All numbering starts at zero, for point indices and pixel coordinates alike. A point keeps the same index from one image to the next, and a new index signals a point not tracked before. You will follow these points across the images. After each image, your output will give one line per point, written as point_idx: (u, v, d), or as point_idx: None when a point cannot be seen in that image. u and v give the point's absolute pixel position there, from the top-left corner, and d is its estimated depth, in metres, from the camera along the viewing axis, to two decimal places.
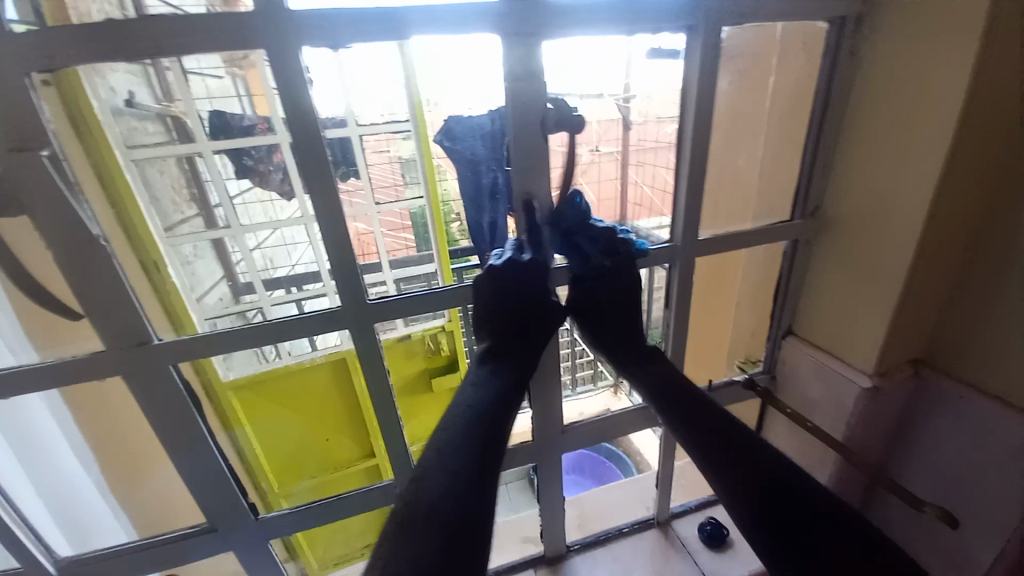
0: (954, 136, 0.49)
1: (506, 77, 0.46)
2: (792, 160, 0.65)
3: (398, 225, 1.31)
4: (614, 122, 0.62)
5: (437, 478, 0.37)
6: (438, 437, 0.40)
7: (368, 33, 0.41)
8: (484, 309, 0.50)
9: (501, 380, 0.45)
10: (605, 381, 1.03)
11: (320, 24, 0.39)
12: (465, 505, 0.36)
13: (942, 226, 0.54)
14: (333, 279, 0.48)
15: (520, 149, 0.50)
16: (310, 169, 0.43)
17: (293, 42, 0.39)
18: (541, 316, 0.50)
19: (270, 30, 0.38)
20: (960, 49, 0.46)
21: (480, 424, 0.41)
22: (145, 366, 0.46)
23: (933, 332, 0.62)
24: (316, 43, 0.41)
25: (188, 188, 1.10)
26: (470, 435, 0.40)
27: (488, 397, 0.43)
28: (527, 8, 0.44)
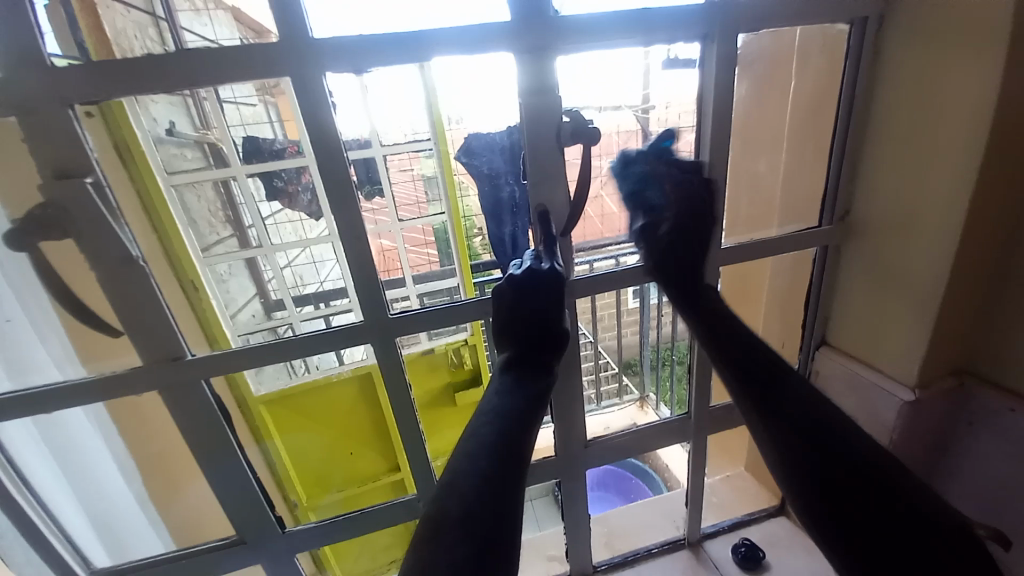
0: (988, 135, 0.46)
1: (521, 93, 0.47)
2: (816, 164, 0.63)
3: (420, 241, 1.33)
4: (633, 132, 0.60)
5: (466, 487, 0.37)
6: (463, 447, 0.40)
7: (386, 56, 0.42)
8: (504, 319, 0.49)
9: (525, 389, 0.44)
10: (631, 394, 1.03)
11: (341, 51, 0.41)
12: (495, 515, 0.35)
13: (982, 229, 0.51)
14: (356, 295, 0.49)
15: (535, 164, 0.50)
16: (332, 189, 0.44)
17: (315, 68, 0.41)
18: (558, 326, 0.49)
19: (295, 59, 0.40)
20: (991, 45, 0.45)
21: (504, 433, 0.40)
22: (179, 380, 0.48)
23: (979, 341, 0.59)
24: (340, 69, 0.43)
25: (223, 210, 1.15)
26: (496, 444, 0.39)
27: (514, 409, 0.42)
28: (539, 25, 0.44)
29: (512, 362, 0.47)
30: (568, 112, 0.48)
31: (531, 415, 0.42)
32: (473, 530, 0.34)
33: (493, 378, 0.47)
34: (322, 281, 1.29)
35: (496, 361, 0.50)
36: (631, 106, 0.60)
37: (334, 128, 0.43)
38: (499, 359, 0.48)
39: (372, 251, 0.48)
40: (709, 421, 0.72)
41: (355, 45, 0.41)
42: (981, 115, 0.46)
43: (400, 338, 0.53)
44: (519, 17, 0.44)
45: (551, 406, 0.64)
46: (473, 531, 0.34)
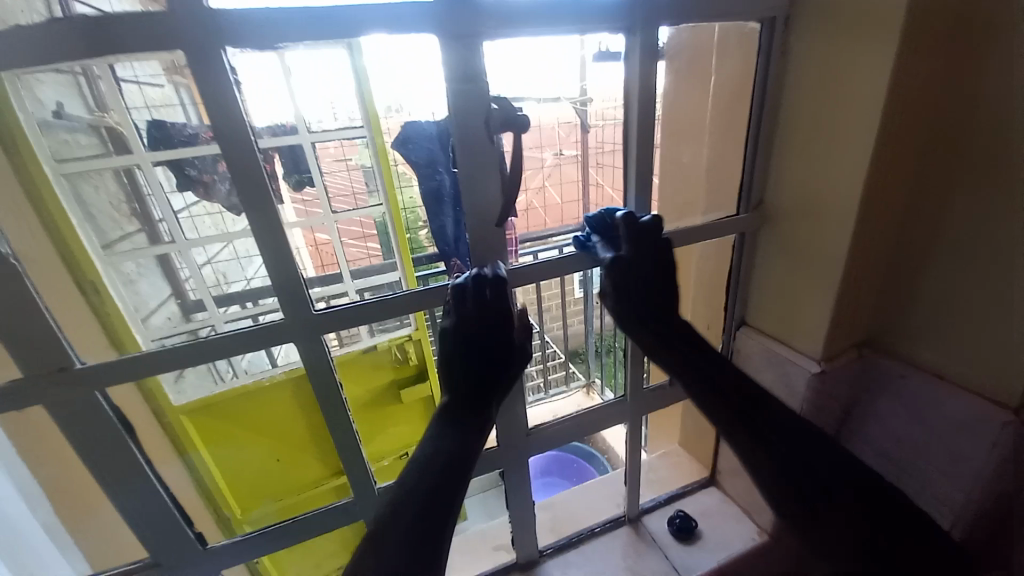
0: (879, 131, 0.51)
1: (445, 79, 0.45)
2: (734, 154, 0.66)
3: (358, 235, 1.25)
4: (573, 123, 0.70)
5: (388, 541, 0.39)
6: (393, 495, 0.42)
7: (299, 34, 0.39)
8: (448, 362, 0.49)
9: (464, 432, 0.47)
10: (579, 380, 1.06)
11: (245, 27, 0.37)
12: (413, 562, 0.39)
13: (875, 215, 0.57)
14: (276, 294, 0.46)
15: (464, 152, 0.47)
16: (242, 178, 0.41)
17: (214, 44, 0.37)
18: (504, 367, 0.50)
19: (193, 35, 0.36)
20: (880, 46, 0.49)
21: (441, 472, 0.44)
22: (67, 397, 0.43)
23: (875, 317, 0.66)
24: (244, 47, 0.39)
25: (128, 202, 1.04)
26: (424, 494, 0.42)
27: (447, 456, 0.45)
28: (462, 7, 0.43)
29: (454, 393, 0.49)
30: (496, 98, 0.48)
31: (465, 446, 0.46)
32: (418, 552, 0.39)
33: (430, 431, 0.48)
34: (250, 279, 1.17)
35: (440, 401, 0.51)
36: (571, 97, 0.65)
37: (242, 112, 0.39)
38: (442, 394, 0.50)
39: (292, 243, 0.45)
40: (645, 402, 0.75)
41: (259, 19, 0.37)
42: (874, 111, 0.51)
43: (328, 337, 0.50)
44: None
45: None
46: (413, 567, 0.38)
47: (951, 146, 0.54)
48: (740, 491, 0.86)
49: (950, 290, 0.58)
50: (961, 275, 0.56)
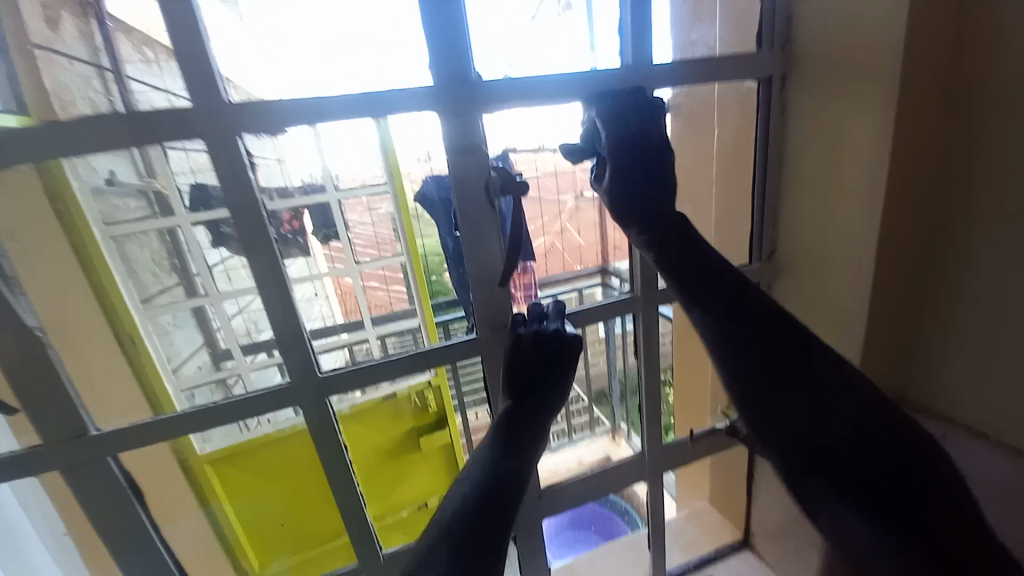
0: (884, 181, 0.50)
1: (446, 151, 0.47)
2: (742, 205, 0.66)
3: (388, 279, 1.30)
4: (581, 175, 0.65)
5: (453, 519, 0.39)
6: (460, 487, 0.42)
7: (309, 120, 0.42)
8: (514, 362, 0.51)
9: (524, 431, 0.47)
10: (604, 426, 1.00)
11: (257, 115, 0.41)
12: (478, 542, 0.37)
13: (892, 265, 0.55)
14: (282, 357, 0.47)
15: (464, 214, 0.49)
16: (253, 250, 0.43)
17: (231, 133, 0.41)
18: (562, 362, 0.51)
19: (211, 124, 0.40)
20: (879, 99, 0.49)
21: (492, 483, 0.41)
22: (84, 460, 0.45)
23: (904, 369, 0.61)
24: (258, 132, 0.42)
25: (169, 258, 1.07)
26: (490, 482, 0.42)
27: (510, 454, 0.45)
28: (460, 86, 0.45)
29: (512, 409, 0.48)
30: (496, 165, 0.50)
31: (520, 461, 0.45)
32: (467, 565, 0.35)
33: (494, 426, 0.48)
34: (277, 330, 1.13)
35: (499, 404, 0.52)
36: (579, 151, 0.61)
37: (255, 190, 0.42)
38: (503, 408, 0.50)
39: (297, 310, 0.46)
40: (664, 460, 0.71)
41: (271, 108, 0.41)
42: (878, 162, 0.50)
43: (333, 398, 0.51)
44: (438, 79, 0.45)
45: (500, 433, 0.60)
46: (467, 573, 0.35)
47: (962, 194, 0.51)
48: (777, 558, 0.79)
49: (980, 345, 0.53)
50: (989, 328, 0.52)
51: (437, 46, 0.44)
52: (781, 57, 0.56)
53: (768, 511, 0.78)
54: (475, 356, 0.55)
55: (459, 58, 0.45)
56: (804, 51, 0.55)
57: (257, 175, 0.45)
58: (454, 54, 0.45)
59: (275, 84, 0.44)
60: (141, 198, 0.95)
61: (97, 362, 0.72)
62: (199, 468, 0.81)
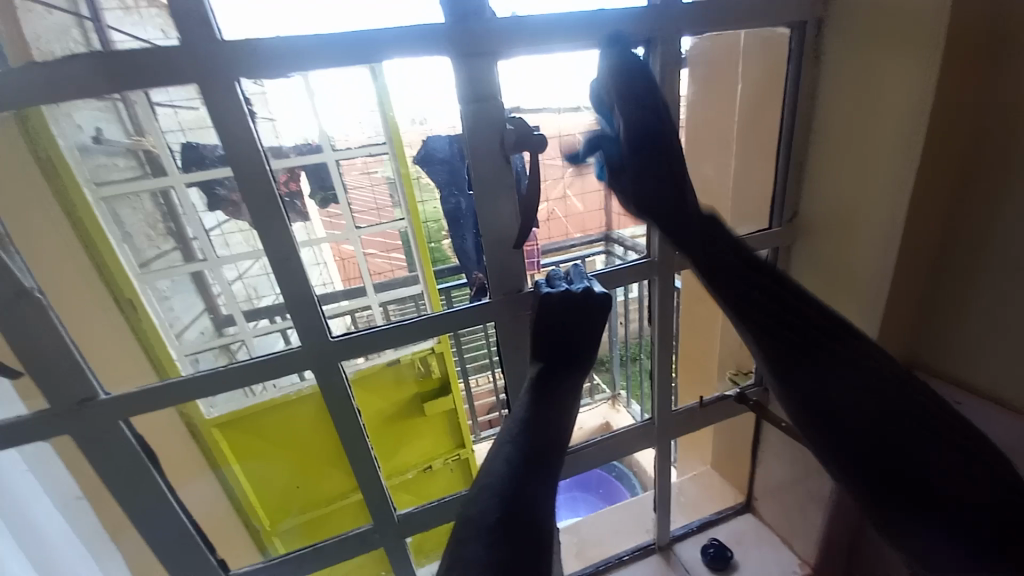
0: (921, 138, 0.48)
1: (459, 101, 0.44)
2: (766, 165, 0.64)
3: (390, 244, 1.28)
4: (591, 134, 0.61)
5: (499, 490, 0.40)
6: (503, 454, 0.43)
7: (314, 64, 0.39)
8: (543, 327, 0.50)
9: (559, 399, 0.48)
10: (604, 392, 0.99)
11: (256, 59, 0.37)
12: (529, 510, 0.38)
13: (923, 228, 0.53)
14: (290, 322, 0.45)
15: (478, 173, 0.46)
16: (257, 209, 0.41)
17: (229, 79, 0.37)
18: (590, 328, 0.51)
19: (206, 69, 0.36)
20: (924, 47, 0.45)
21: (535, 450, 0.43)
22: (92, 423, 0.44)
23: (921, 336, 0.61)
24: (256, 79, 0.39)
25: (163, 222, 0.98)
26: (533, 453, 0.43)
27: (547, 422, 0.46)
28: (473, 29, 0.42)
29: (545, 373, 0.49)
30: (512, 118, 0.46)
31: (555, 423, 0.46)
32: (515, 530, 0.37)
33: (527, 390, 0.48)
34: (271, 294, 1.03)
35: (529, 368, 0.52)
36: None
37: (256, 143, 0.39)
38: (533, 372, 0.51)
39: (305, 274, 0.45)
40: (672, 425, 0.72)
41: (273, 51, 0.37)
42: (917, 119, 0.47)
43: (344, 364, 0.50)
44: (451, 19, 0.41)
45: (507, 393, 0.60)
46: (516, 537, 0.36)
47: (1004, 152, 0.49)
48: (779, 518, 0.81)
49: (1004, 309, 0.52)
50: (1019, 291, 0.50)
51: None
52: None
53: (772, 473, 0.79)
54: (487, 321, 0.53)
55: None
56: None
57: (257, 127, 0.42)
58: None
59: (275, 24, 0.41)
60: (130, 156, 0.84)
61: (98, 332, 0.70)
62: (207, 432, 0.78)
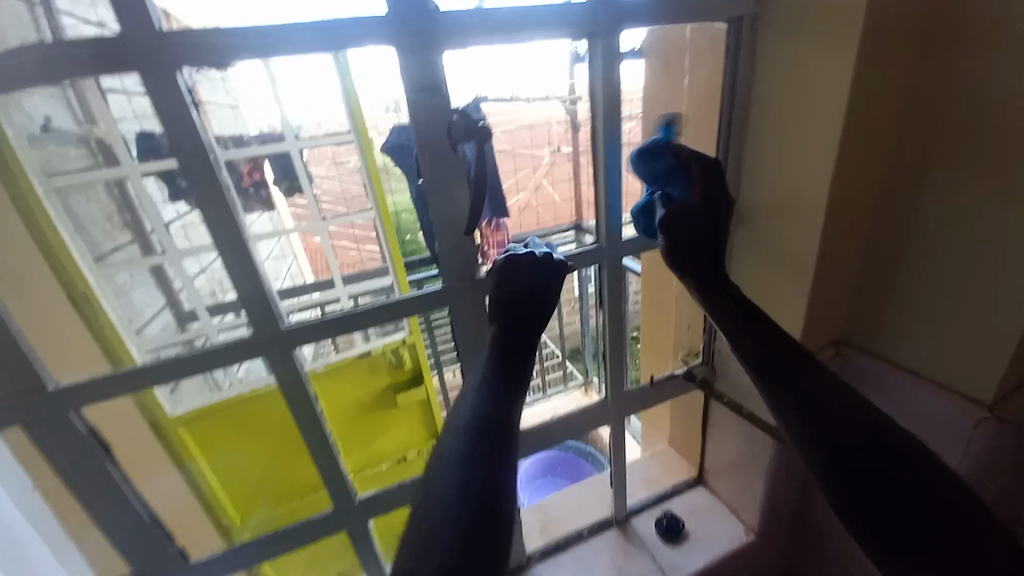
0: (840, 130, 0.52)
1: (406, 89, 0.45)
2: (708, 155, 0.67)
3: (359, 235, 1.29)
4: (560, 122, 0.65)
5: (456, 468, 0.42)
6: (458, 433, 0.45)
7: (261, 50, 0.40)
8: (500, 305, 0.53)
9: (513, 376, 0.50)
10: (576, 379, 0.96)
11: (198, 48, 0.38)
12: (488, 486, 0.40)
13: (843, 216, 0.57)
14: (244, 310, 0.46)
15: (428, 161, 0.48)
16: (203, 196, 0.41)
17: (174, 67, 0.38)
18: (540, 309, 0.54)
19: (146, 58, 0.37)
20: (842, 41, 0.49)
21: (491, 424, 0.45)
22: (44, 413, 0.44)
23: (847, 315, 0.66)
24: (200, 67, 0.39)
25: (119, 214, 0.97)
26: (488, 429, 0.45)
27: (502, 398, 0.48)
28: (416, 18, 0.43)
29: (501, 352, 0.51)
30: (458, 109, 0.48)
31: (512, 400, 0.48)
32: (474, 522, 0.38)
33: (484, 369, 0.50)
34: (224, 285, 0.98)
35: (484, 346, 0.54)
36: (560, 97, 0.61)
37: (201, 130, 0.40)
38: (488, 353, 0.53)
39: (257, 259, 0.45)
40: (626, 404, 0.76)
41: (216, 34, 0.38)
42: (838, 109, 0.51)
43: (300, 351, 0.51)
44: (395, 9, 0.42)
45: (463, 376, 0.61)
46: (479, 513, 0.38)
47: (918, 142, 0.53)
48: (728, 491, 0.86)
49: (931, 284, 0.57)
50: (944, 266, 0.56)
51: None
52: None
53: (721, 448, 0.84)
54: (444, 307, 0.55)
55: None
56: None
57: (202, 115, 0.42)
58: None
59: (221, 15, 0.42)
60: (83, 146, 0.86)
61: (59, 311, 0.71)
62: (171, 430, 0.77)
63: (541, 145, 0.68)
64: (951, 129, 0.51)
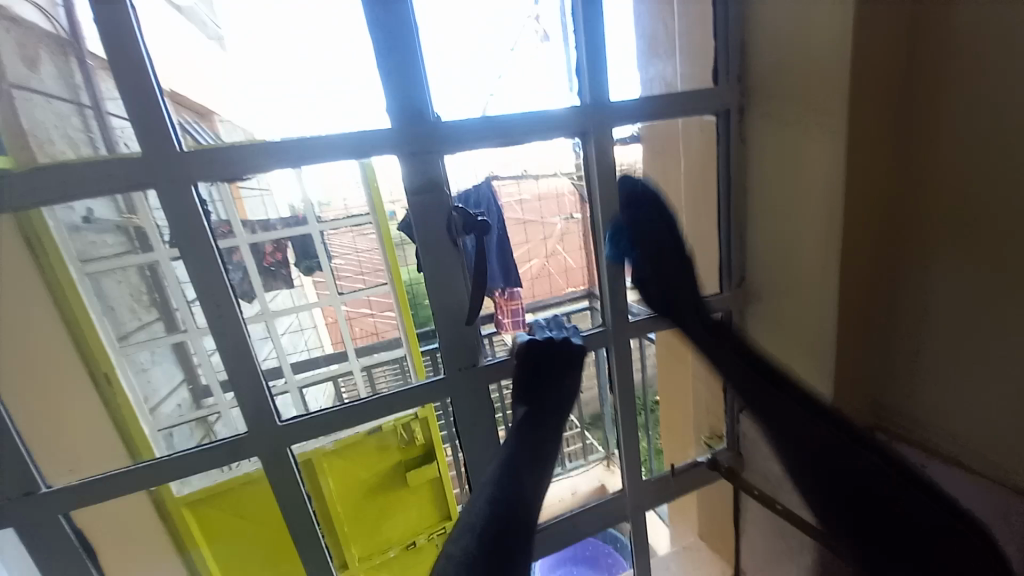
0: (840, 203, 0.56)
1: (407, 188, 0.48)
2: (709, 235, 0.71)
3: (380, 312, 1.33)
4: (567, 192, 0.65)
5: (469, 529, 0.46)
6: (477, 497, 0.49)
7: (297, 159, 0.44)
8: (530, 368, 0.58)
9: (535, 444, 0.55)
10: (598, 452, 0.84)
11: (212, 164, 0.41)
12: (496, 554, 0.44)
13: (857, 287, 0.59)
14: (237, 407, 0.47)
15: (428, 257, 0.50)
16: (208, 297, 0.43)
17: (217, 176, 0.42)
18: (567, 375, 0.61)
19: (167, 178, 0.40)
20: (829, 127, 0.54)
21: (512, 490, 0.49)
22: (36, 519, 0.45)
23: (872, 384, 0.66)
24: (213, 178, 0.42)
25: (148, 293, 0.97)
26: (504, 495, 0.48)
27: (521, 464, 0.52)
28: (418, 128, 0.47)
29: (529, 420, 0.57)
30: (458, 205, 0.51)
31: (532, 469, 0.52)
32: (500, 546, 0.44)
33: (513, 433, 0.56)
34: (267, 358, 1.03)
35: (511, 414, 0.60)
36: (568, 173, 0.62)
37: (209, 235, 0.42)
38: (518, 414, 0.58)
39: (253, 352, 0.46)
40: (646, 496, 0.71)
41: (256, 148, 0.42)
42: (836, 184, 0.55)
43: (295, 448, 0.51)
44: (398, 120, 0.47)
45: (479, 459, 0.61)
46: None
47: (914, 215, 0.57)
48: None
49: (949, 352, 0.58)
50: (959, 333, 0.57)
51: (394, 85, 0.46)
52: (738, 91, 0.62)
53: (754, 543, 0.78)
54: (447, 397, 0.54)
55: (415, 98, 0.47)
56: (757, 87, 0.60)
57: (211, 217, 0.45)
58: (408, 91, 0.46)
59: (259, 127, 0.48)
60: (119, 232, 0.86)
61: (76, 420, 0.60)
62: (173, 513, 0.62)
63: (553, 215, 0.68)
64: (940, 205, 0.54)
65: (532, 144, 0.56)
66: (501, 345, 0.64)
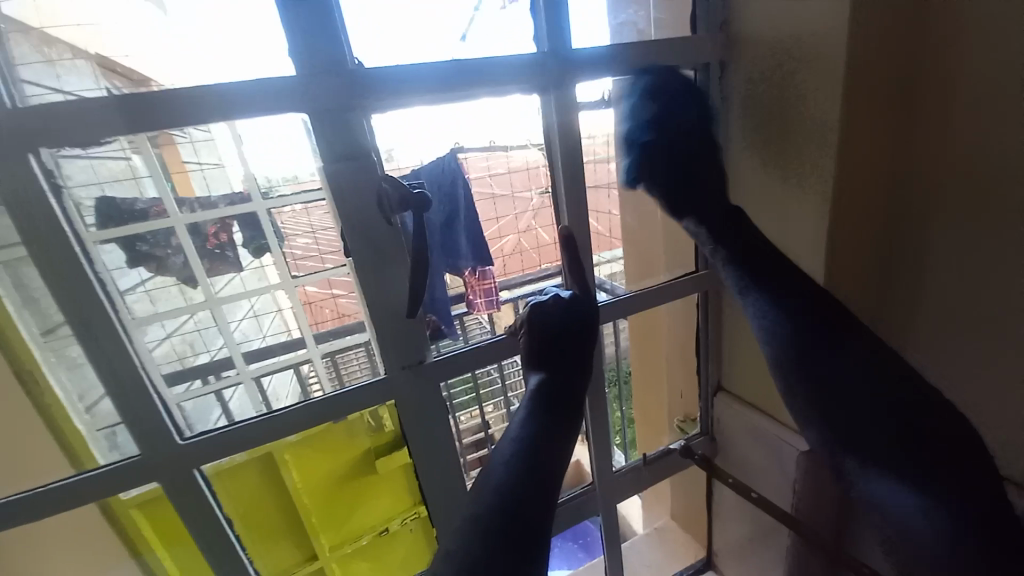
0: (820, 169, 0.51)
1: (324, 156, 0.41)
2: None
3: None
4: (535, 168, 0.59)
5: (481, 507, 0.37)
6: (490, 474, 0.40)
7: (207, 115, 0.37)
8: (542, 327, 0.52)
9: (556, 411, 0.46)
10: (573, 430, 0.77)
11: (53, 129, 0.34)
12: (510, 548, 0.35)
13: (839, 261, 0.54)
14: (126, 417, 0.41)
15: (358, 238, 0.43)
16: (65, 294, 0.37)
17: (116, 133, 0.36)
18: (586, 338, 0.52)
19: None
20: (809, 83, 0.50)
21: (533, 464, 0.40)
22: None
23: None
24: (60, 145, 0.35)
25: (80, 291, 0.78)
26: (525, 469, 0.40)
27: (540, 436, 0.43)
28: (338, 81, 0.40)
29: (541, 394, 0.47)
30: (391, 176, 0.44)
31: (554, 442, 0.43)
32: (514, 539, 0.35)
33: (525, 399, 0.47)
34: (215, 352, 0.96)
35: (526, 382, 0.50)
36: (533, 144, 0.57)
37: (65, 221, 0.35)
38: (534, 381, 0.49)
39: (134, 358, 0.40)
40: (616, 488, 0.68)
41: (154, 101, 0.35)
42: (816, 147, 0.51)
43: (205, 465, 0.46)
44: (309, 72, 0.39)
45: (432, 460, 0.55)
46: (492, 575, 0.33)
47: None
48: None
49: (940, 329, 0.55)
50: (949, 310, 0.54)
51: (307, 30, 0.38)
52: (718, 43, 0.57)
53: (727, 528, 0.75)
54: (390, 394, 0.50)
55: (336, 49, 0.39)
56: (742, 41, 0.55)
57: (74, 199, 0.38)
58: (328, 41, 0.39)
59: (172, 83, 0.41)
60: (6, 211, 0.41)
61: None
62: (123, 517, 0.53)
63: (525, 188, 0.64)
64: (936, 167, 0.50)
65: (492, 101, 0.49)
66: (474, 322, 0.74)
